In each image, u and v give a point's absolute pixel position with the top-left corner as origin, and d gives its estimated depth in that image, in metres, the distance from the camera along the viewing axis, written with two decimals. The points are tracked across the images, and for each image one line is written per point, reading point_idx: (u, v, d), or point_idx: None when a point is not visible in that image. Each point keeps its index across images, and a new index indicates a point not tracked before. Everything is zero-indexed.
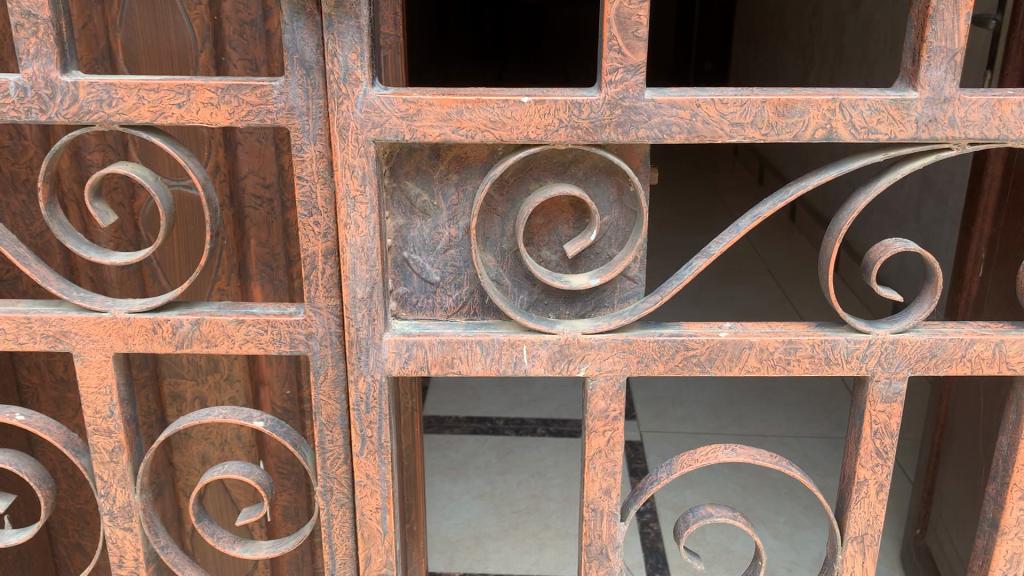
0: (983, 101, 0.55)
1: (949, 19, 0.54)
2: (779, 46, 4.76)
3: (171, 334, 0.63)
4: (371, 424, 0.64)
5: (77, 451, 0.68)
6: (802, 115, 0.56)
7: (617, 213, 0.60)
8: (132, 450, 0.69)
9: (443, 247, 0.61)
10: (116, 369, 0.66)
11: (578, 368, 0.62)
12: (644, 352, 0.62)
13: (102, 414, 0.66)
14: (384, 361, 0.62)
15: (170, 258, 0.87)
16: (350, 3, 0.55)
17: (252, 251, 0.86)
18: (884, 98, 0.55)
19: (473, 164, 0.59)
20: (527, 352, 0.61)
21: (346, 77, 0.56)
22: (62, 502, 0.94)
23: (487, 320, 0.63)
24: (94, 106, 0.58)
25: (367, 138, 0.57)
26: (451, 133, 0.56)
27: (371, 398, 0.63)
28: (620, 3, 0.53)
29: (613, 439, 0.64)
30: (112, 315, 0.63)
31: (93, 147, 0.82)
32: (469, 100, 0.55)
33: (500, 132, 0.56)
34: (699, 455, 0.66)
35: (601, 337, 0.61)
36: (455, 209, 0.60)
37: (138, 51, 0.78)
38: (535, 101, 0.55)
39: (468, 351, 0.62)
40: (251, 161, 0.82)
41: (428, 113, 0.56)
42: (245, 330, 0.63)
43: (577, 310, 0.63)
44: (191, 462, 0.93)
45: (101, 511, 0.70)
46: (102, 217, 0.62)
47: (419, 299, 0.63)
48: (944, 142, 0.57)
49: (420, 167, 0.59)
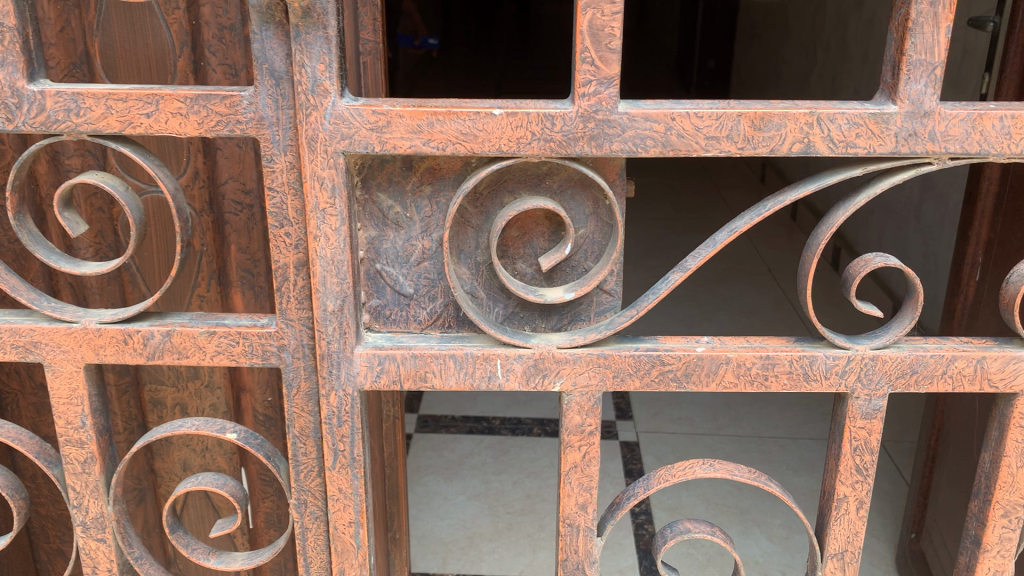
0: (964, 115, 0.54)
1: (930, 32, 0.53)
2: (780, 46, 4.76)
3: (143, 345, 0.63)
4: (343, 438, 0.63)
5: (50, 461, 0.68)
6: (779, 128, 0.55)
7: (594, 226, 0.59)
8: (105, 460, 0.68)
9: (417, 258, 0.61)
10: (89, 380, 0.65)
11: (554, 382, 0.61)
12: (620, 367, 0.61)
13: (73, 425, 0.66)
14: (356, 374, 0.61)
15: (149, 264, 0.86)
16: (318, 13, 0.54)
17: (233, 257, 0.85)
18: (863, 111, 0.54)
19: (446, 175, 0.58)
20: (501, 366, 0.61)
21: (314, 87, 0.55)
22: (42, 507, 0.93)
23: (462, 333, 0.62)
24: (61, 115, 0.57)
25: (337, 149, 0.56)
26: (422, 144, 0.55)
27: (343, 412, 0.62)
28: (593, 15, 0.52)
29: (590, 454, 0.63)
30: (83, 325, 0.63)
31: (72, 151, 0.81)
32: (441, 112, 0.55)
33: (473, 144, 0.55)
34: (677, 470, 0.65)
35: (577, 351, 0.61)
36: (429, 221, 0.59)
37: (116, 56, 0.77)
38: (508, 113, 0.54)
39: (442, 365, 0.61)
40: (230, 167, 0.81)
41: (399, 124, 0.55)
42: (217, 342, 0.62)
43: (553, 323, 0.62)
44: (172, 469, 0.92)
45: (75, 521, 0.69)
46: (72, 227, 0.62)
47: (394, 311, 0.62)
48: (925, 156, 0.56)
49: (393, 179, 0.59)
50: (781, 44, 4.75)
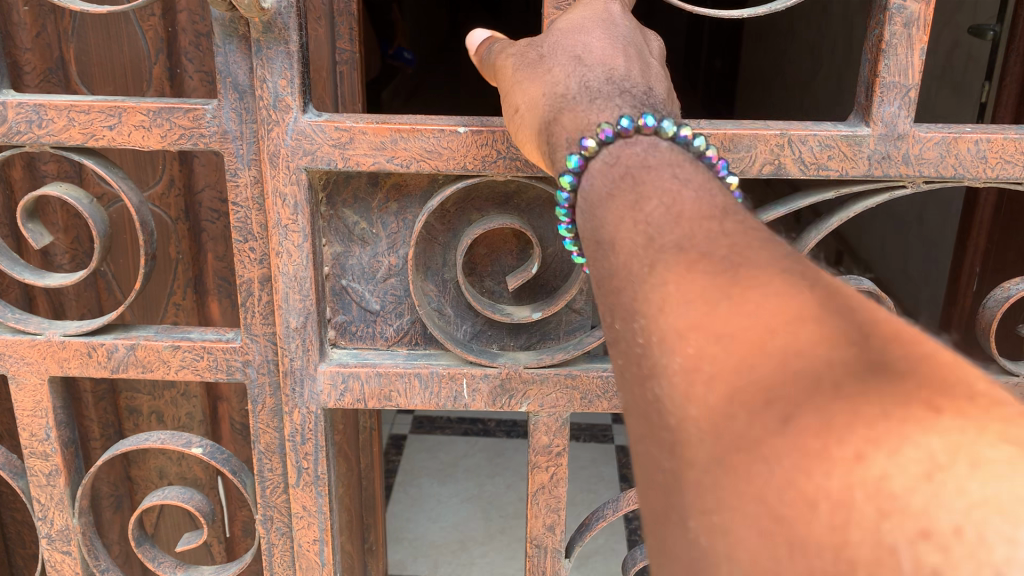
0: (938, 139, 0.53)
1: (904, 53, 0.52)
2: (787, 47, 4.74)
3: (107, 358, 0.62)
4: (307, 456, 0.62)
5: (16, 473, 0.67)
6: (749, 149, 0.54)
7: (563, 243, 0.59)
8: (71, 473, 0.67)
9: (383, 275, 0.60)
10: (53, 393, 0.64)
11: (520, 403, 0.61)
12: (588, 388, 0.60)
13: (38, 437, 0.65)
14: (320, 392, 0.61)
15: (126, 270, 0.85)
16: (280, 28, 0.53)
17: (210, 265, 0.84)
18: (835, 133, 0.54)
19: (413, 192, 0.59)
20: (467, 385, 0.60)
21: (276, 102, 0.54)
22: (18, 513, 0.93)
23: (429, 351, 0.62)
24: (23, 127, 0.56)
25: (299, 165, 0.55)
26: (386, 162, 0.55)
27: (307, 429, 0.62)
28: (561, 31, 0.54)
29: (557, 475, 0.62)
30: (46, 337, 0.62)
31: (48, 157, 0.79)
32: (404, 129, 0.54)
33: (437, 162, 0.55)
34: None
35: (543, 371, 0.60)
36: (395, 237, 0.60)
37: (91, 63, 0.77)
38: (472, 131, 0.54)
39: (407, 384, 0.60)
40: (207, 175, 0.80)
41: (362, 141, 0.55)
42: (181, 356, 0.62)
43: (522, 341, 0.62)
44: (148, 476, 0.91)
45: (40, 533, 0.68)
46: (37, 239, 0.61)
47: (359, 328, 0.61)
48: (898, 180, 0.55)
49: (358, 195, 0.59)
50: (787, 45, 4.72)
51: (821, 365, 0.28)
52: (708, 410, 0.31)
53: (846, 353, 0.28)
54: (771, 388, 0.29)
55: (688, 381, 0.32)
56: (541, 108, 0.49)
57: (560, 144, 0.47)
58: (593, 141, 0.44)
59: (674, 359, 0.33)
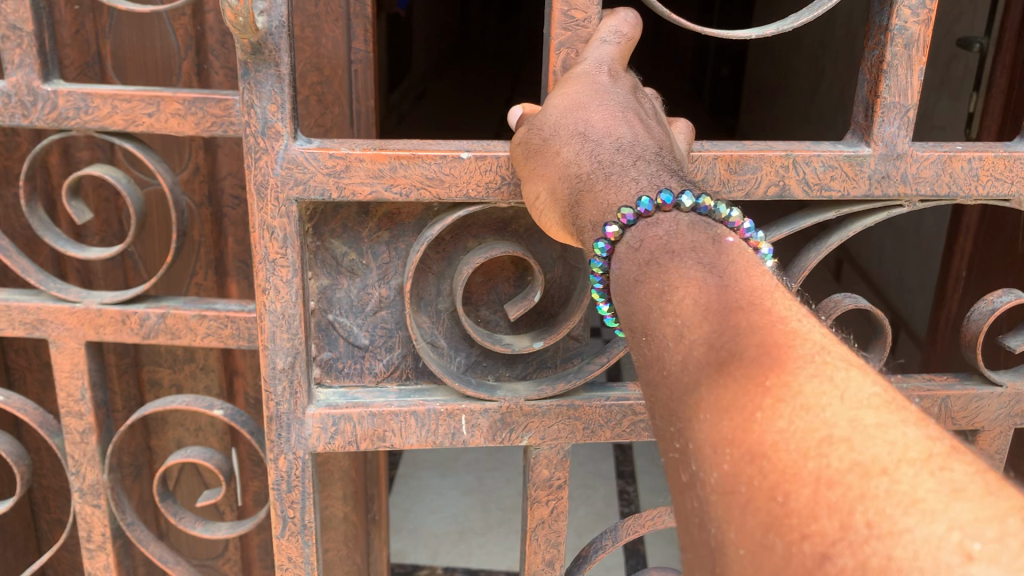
0: (933, 158, 0.65)
1: (904, 74, 0.62)
2: (791, 57, 4.79)
3: (139, 325, 0.68)
4: (293, 503, 0.70)
5: (51, 431, 0.74)
6: (756, 170, 0.64)
7: (560, 269, 0.69)
8: (102, 431, 0.73)
9: (372, 307, 0.69)
10: (89, 357, 0.70)
11: (521, 436, 0.70)
12: (590, 419, 0.70)
13: (74, 397, 0.71)
14: (309, 436, 0.68)
15: (152, 250, 0.92)
16: (270, 52, 0.59)
17: (229, 248, 0.90)
18: (839, 154, 0.64)
19: (404, 221, 0.67)
20: (465, 421, 0.69)
21: (266, 129, 0.61)
22: (44, 479, 0.99)
23: (420, 385, 0.71)
24: (72, 113, 0.63)
25: (289, 195, 0.62)
26: (384, 189, 0.63)
27: (292, 477, 0.69)
28: (565, 54, 0.63)
29: (556, 509, 0.72)
30: (85, 306, 0.68)
31: (82, 145, 0.86)
32: (403, 157, 0.62)
33: (436, 189, 0.63)
34: (642, 523, 0.75)
35: (545, 403, 0.70)
36: (386, 269, 0.68)
37: (126, 57, 0.83)
38: (475, 156, 0.62)
39: (402, 422, 0.69)
40: (229, 164, 0.87)
41: (359, 168, 0.62)
42: (207, 324, 0.68)
43: (518, 371, 0.71)
44: (167, 446, 0.98)
45: (72, 488, 0.75)
46: (79, 215, 0.68)
47: (347, 364, 0.70)
48: (897, 199, 0.67)
49: (348, 224, 0.67)
50: (792, 56, 4.78)
51: (850, 499, 0.33)
52: (748, 537, 0.36)
53: (874, 487, 0.32)
54: (802, 518, 0.34)
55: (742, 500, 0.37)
56: (562, 191, 0.56)
57: (586, 226, 0.53)
58: (616, 226, 0.50)
59: (714, 471, 0.38)
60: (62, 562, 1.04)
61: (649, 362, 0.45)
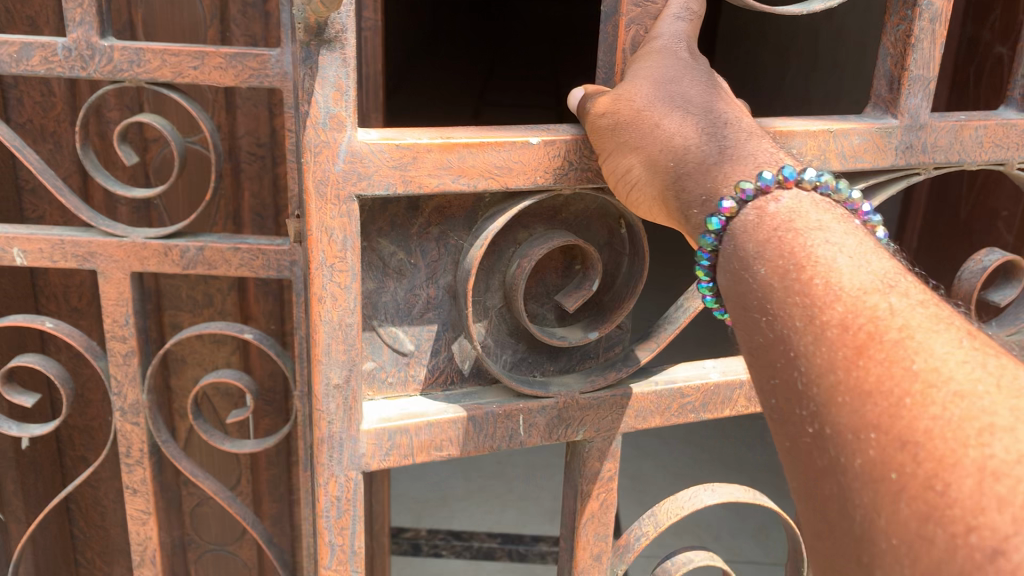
0: (948, 127, 0.75)
1: (928, 49, 0.73)
2: (757, 53, 4.94)
3: (180, 257, 0.78)
4: (343, 526, 0.74)
5: (96, 355, 0.82)
6: (803, 145, 0.72)
7: (606, 256, 0.76)
8: (142, 354, 0.82)
9: (419, 309, 0.73)
10: (133, 287, 0.79)
11: (577, 430, 0.78)
12: (642, 405, 0.80)
13: (118, 323, 0.80)
14: (362, 453, 0.72)
15: (174, 200, 1.00)
16: (335, 33, 0.61)
17: (246, 201, 0.99)
18: (874, 126, 0.74)
19: (455, 213, 0.72)
20: (524, 421, 0.76)
21: (328, 119, 0.63)
22: (71, 418, 1.07)
23: (466, 387, 0.77)
24: (126, 66, 0.72)
25: (350, 192, 0.65)
26: (452, 179, 0.67)
27: (345, 498, 0.74)
28: (635, 32, 0.69)
29: (607, 502, 0.82)
30: (131, 240, 0.77)
31: (112, 106, 0.94)
32: (473, 146, 0.67)
33: (503, 178, 0.68)
34: (677, 505, 0.84)
35: (598, 394, 0.78)
36: (433, 268, 0.73)
37: (156, 24, 0.92)
38: (544, 141, 0.68)
39: (457, 427, 0.74)
40: (247, 123, 0.96)
41: (427, 159, 0.66)
42: (240, 256, 0.77)
43: (559, 364, 0.79)
44: (186, 385, 1.06)
45: (114, 407, 0.83)
46: (128, 157, 0.77)
47: (392, 371, 0.74)
48: (916, 168, 0.77)
49: (398, 220, 0.71)
50: (758, 52, 4.93)
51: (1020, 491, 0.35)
52: (900, 526, 0.39)
53: None
54: (967, 510, 0.36)
55: (879, 478, 0.40)
56: (663, 172, 0.62)
57: (696, 205, 0.58)
58: (733, 202, 0.55)
59: (857, 458, 0.41)
60: (85, 497, 1.12)
61: (775, 348, 0.48)
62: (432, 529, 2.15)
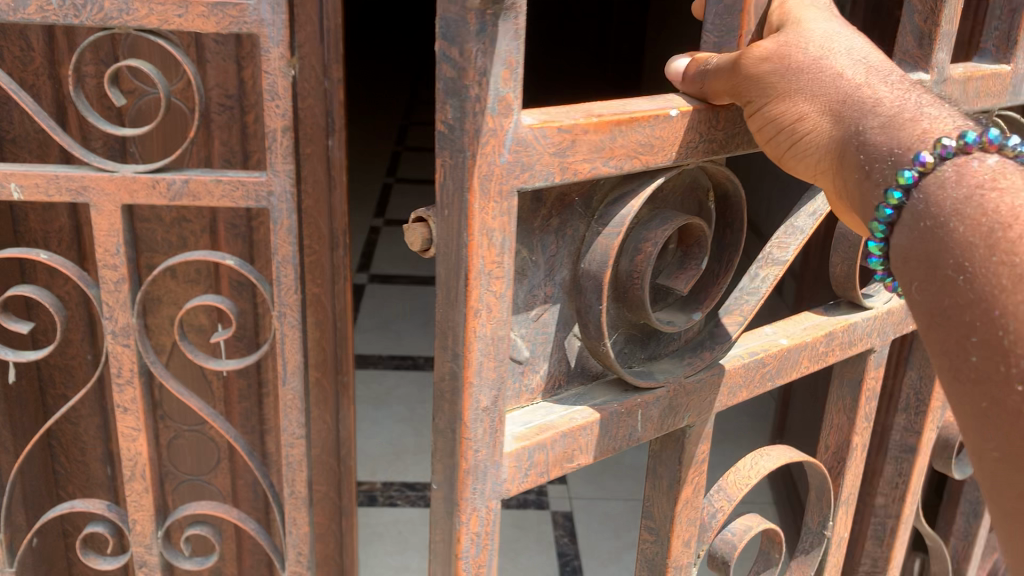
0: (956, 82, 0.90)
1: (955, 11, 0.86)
2: None
3: (166, 189, 0.86)
4: (478, 555, 0.75)
5: (89, 283, 0.90)
6: None
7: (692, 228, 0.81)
8: (131, 282, 0.90)
9: (534, 308, 0.74)
10: (122, 219, 0.87)
11: (682, 418, 0.83)
12: (735, 380, 0.86)
13: (110, 252, 0.88)
14: (504, 479, 0.73)
15: (149, 147, 1.06)
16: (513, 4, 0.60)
17: (217, 148, 1.08)
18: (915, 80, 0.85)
19: (569, 202, 0.73)
20: (639, 416, 0.79)
21: (496, 99, 0.62)
22: (51, 358, 1.15)
23: (569, 388, 0.79)
24: (115, 14, 0.79)
25: (511, 183, 0.65)
26: (602, 162, 0.68)
27: (485, 523, 0.74)
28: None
29: (697, 487, 0.87)
30: (122, 174, 0.85)
31: (88, 62, 1.01)
32: (618, 124, 0.69)
33: (644, 156, 0.71)
34: (739, 479, 0.91)
35: (698, 376, 0.83)
36: (549, 263, 0.73)
37: None
38: (678, 115, 0.72)
39: (585, 434, 0.76)
40: (217, 75, 1.04)
41: (581, 142, 0.67)
42: (222, 188, 0.86)
43: (647, 350, 0.84)
44: (162, 324, 1.14)
45: (106, 331, 0.91)
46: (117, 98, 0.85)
47: (512, 379, 0.75)
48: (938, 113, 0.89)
49: (522, 214, 0.71)
50: None
51: None
52: None
53: None
54: None
55: None
56: (841, 134, 0.69)
57: (886, 161, 0.66)
58: (930, 157, 0.63)
59: None
60: (66, 434, 1.19)
61: (972, 309, 0.59)
62: (386, 482, 2.25)
